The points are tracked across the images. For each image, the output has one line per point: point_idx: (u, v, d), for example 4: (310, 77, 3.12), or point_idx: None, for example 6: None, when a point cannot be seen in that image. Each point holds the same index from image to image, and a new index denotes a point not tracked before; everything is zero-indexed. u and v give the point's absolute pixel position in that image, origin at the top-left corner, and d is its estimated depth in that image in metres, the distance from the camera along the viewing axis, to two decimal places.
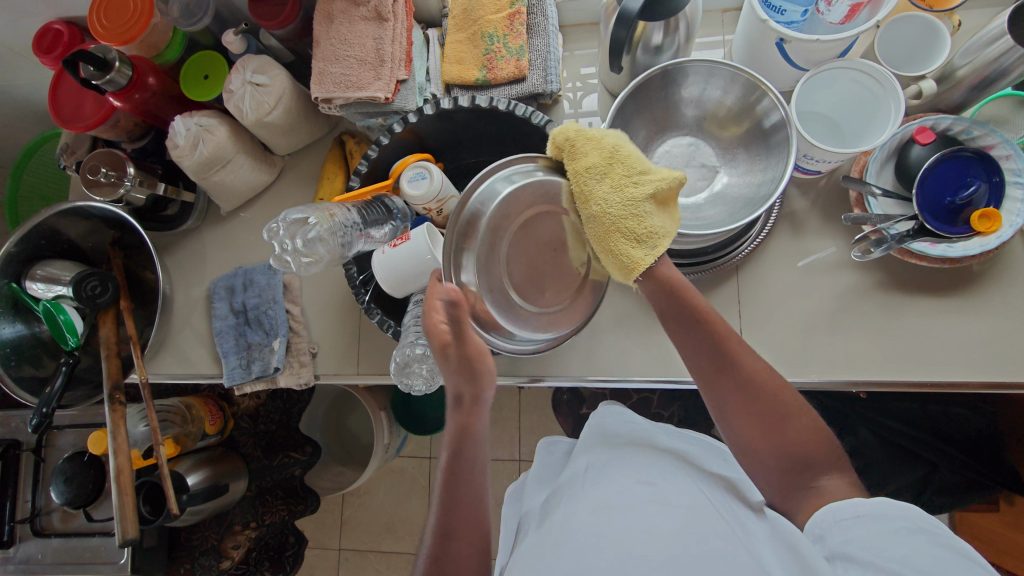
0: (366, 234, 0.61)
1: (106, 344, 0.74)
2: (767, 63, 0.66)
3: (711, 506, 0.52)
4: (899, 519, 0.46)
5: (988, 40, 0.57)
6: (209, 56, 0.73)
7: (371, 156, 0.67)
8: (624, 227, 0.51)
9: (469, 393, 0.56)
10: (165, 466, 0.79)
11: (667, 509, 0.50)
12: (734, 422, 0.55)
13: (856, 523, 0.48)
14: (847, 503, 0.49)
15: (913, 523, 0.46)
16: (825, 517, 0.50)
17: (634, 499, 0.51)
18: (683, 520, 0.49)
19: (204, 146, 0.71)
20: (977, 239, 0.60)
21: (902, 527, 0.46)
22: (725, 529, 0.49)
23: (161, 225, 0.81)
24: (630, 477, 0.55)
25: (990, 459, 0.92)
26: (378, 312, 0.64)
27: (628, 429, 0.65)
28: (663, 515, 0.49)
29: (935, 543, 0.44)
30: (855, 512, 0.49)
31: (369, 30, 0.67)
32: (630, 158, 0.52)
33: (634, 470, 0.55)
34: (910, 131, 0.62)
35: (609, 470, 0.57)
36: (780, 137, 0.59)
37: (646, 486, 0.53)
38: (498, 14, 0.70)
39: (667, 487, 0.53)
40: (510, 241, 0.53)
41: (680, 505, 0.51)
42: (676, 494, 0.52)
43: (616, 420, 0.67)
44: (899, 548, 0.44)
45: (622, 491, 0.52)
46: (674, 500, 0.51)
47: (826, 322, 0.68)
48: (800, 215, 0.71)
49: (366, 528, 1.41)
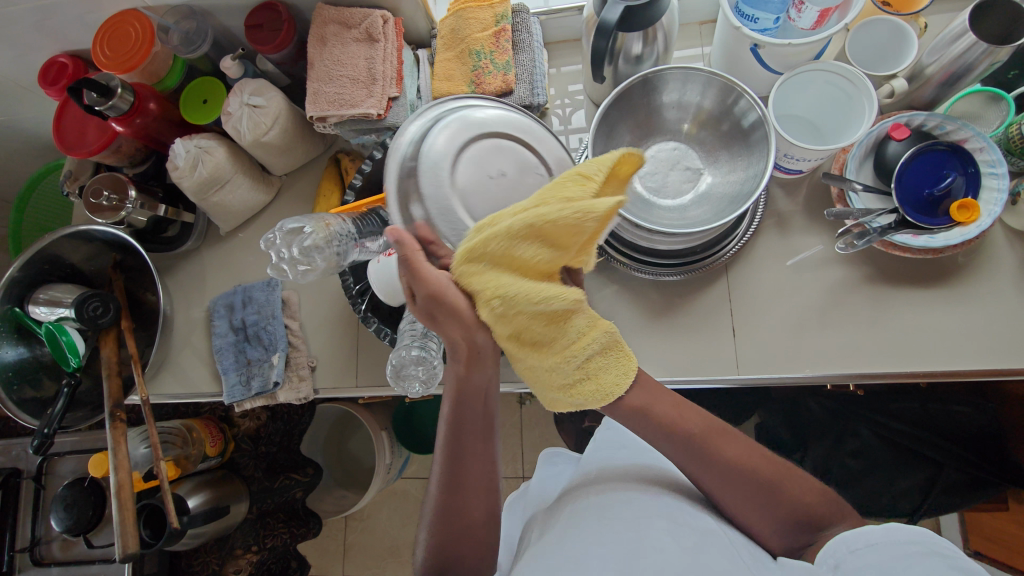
0: (361, 244, 0.63)
1: (107, 364, 0.74)
2: (744, 69, 0.69)
3: (715, 528, 0.52)
4: (912, 544, 0.43)
5: (952, 38, 0.59)
6: (208, 81, 0.76)
7: (365, 170, 0.70)
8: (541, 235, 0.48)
9: (465, 344, 0.51)
10: (167, 488, 0.78)
11: (674, 526, 0.50)
12: (732, 502, 0.53)
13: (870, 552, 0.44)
14: (857, 531, 0.46)
15: (922, 545, 0.43)
16: (839, 546, 0.46)
17: (640, 516, 0.52)
18: (689, 538, 0.49)
19: (203, 168, 0.73)
20: (958, 229, 0.62)
21: (915, 551, 0.43)
22: (729, 548, 0.49)
23: (162, 247, 0.83)
24: (630, 497, 0.55)
25: (997, 457, 0.92)
26: (375, 321, 0.65)
27: (628, 444, 0.66)
28: (669, 532, 0.49)
29: (955, 567, 0.41)
30: (868, 540, 0.45)
31: (361, 51, 0.70)
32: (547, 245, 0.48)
33: (635, 492, 0.56)
34: (886, 128, 0.64)
35: (610, 493, 0.57)
36: (759, 135, 0.62)
37: (652, 504, 0.54)
38: (485, 32, 0.73)
39: (671, 505, 0.54)
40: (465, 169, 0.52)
41: (687, 524, 0.51)
42: (681, 515, 0.52)
43: (612, 436, 0.68)
44: (917, 570, 0.41)
45: (625, 512, 0.53)
46: (680, 520, 0.51)
47: (816, 317, 0.69)
48: (786, 215, 0.72)
49: (370, 552, 1.39)
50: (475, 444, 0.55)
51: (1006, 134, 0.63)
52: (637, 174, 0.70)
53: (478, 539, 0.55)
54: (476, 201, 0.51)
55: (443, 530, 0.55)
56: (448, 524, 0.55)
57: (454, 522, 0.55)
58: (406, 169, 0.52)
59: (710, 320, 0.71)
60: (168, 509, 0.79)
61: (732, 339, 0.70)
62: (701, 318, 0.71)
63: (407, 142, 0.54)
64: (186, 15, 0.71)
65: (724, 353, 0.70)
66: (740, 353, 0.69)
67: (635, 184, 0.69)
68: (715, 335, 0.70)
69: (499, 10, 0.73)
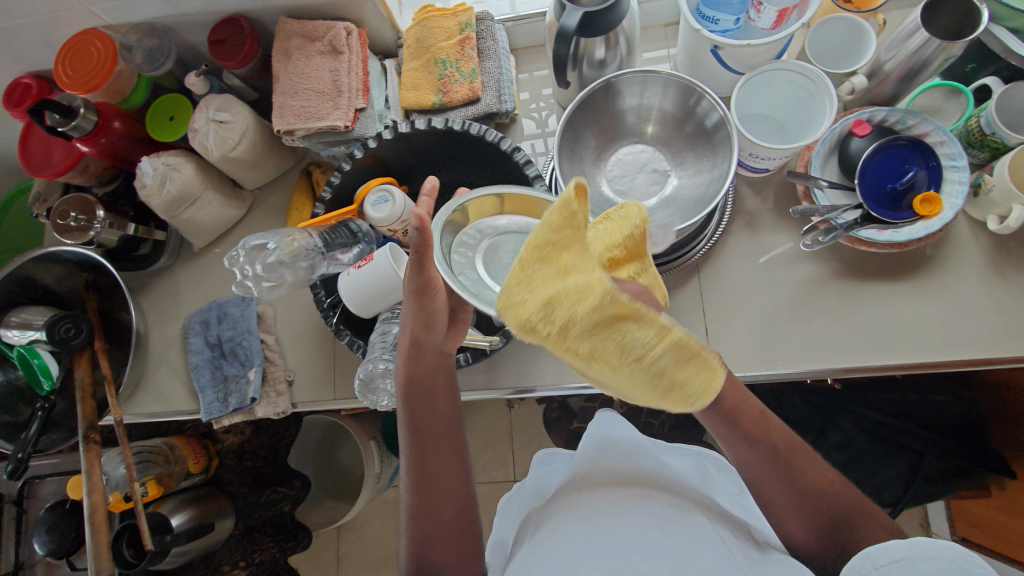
0: (330, 257, 0.63)
1: (81, 386, 0.73)
2: (706, 70, 0.69)
3: (708, 528, 0.51)
4: (938, 561, 0.37)
5: (906, 35, 0.60)
6: (174, 99, 0.75)
7: (333, 182, 0.69)
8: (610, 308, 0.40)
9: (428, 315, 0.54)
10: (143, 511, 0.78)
11: (666, 527, 0.49)
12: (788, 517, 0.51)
13: (893, 570, 0.38)
14: (883, 544, 0.40)
15: (951, 563, 0.36)
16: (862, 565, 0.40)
17: (634, 515, 0.50)
18: (682, 541, 0.48)
19: (171, 185, 0.73)
20: (920, 223, 0.62)
21: (940, 570, 0.36)
22: (724, 553, 0.48)
23: (135, 265, 0.82)
24: (629, 491, 0.54)
25: (976, 444, 0.93)
26: (347, 333, 0.64)
27: (625, 436, 0.63)
28: (662, 535, 0.48)
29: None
30: (893, 556, 0.39)
31: (325, 63, 0.70)
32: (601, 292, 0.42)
33: (633, 482, 0.55)
34: (848, 125, 0.65)
35: (606, 480, 0.56)
36: (722, 136, 0.62)
37: (645, 502, 0.52)
38: (449, 41, 0.74)
39: (665, 504, 0.53)
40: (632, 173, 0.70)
41: (682, 525, 0.50)
42: (677, 512, 0.52)
43: (608, 427, 0.66)
44: None
45: (622, 502, 0.52)
46: (676, 519, 0.51)
47: (787, 314, 0.69)
48: (755, 214, 0.73)
49: (364, 561, 1.39)
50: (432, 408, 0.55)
51: (966, 127, 0.64)
52: (606, 177, 0.70)
53: (453, 518, 0.51)
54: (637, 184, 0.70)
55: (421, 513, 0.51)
56: (422, 506, 0.51)
57: (432, 505, 0.51)
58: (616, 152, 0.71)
59: (683, 321, 0.71)
60: (142, 532, 0.79)
61: (706, 338, 0.70)
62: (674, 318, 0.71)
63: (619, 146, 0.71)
64: (147, 33, 0.71)
65: None
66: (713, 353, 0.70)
67: (603, 187, 0.69)
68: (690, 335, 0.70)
69: (462, 18, 0.74)
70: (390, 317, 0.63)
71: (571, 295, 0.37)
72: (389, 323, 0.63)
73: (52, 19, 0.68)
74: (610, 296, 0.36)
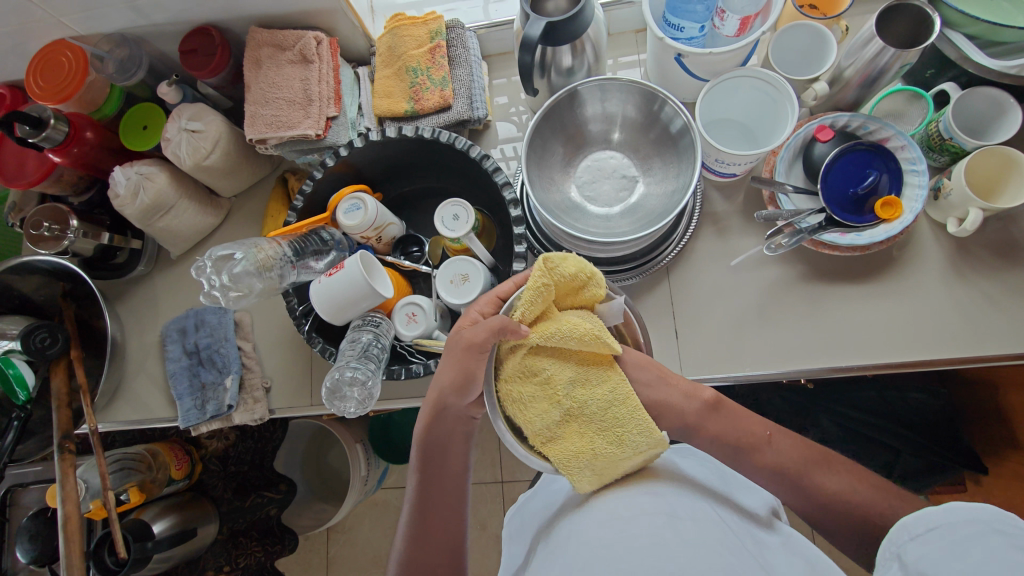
0: (300, 265, 0.64)
1: (56, 396, 0.74)
2: (673, 77, 0.70)
3: (714, 518, 0.51)
4: (971, 524, 0.36)
5: (863, 42, 0.61)
6: (146, 108, 0.76)
7: (306, 191, 0.69)
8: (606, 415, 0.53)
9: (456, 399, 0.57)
10: (116, 521, 0.79)
11: (673, 519, 0.49)
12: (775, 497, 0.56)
13: (928, 539, 0.38)
14: (916, 513, 0.39)
15: (984, 525, 0.36)
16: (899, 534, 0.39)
17: (638, 511, 0.50)
18: (689, 531, 0.48)
19: (144, 194, 0.73)
20: (882, 226, 0.63)
21: (973, 533, 0.35)
22: (733, 543, 0.48)
23: (111, 273, 0.82)
24: (633, 489, 0.54)
25: (950, 439, 0.94)
26: (319, 340, 0.65)
27: None
28: (669, 525, 0.48)
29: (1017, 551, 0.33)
30: (929, 523, 0.38)
31: (296, 72, 0.70)
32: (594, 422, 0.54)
33: (638, 482, 0.55)
34: (811, 131, 0.67)
35: (612, 484, 0.55)
36: (686, 143, 0.63)
37: (652, 498, 0.52)
38: (420, 49, 0.74)
39: (670, 498, 0.52)
40: (606, 181, 0.71)
41: (689, 518, 0.50)
42: (680, 504, 0.52)
43: None
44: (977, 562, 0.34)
45: (626, 506, 0.51)
46: (681, 511, 0.51)
47: (755, 317, 0.70)
48: (723, 217, 0.74)
49: (353, 565, 1.39)
50: (445, 481, 0.59)
51: (926, 132, 0.66)
52: (575, 183, 0.72)
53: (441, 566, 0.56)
54: (611, 189, 0.71)
55: (409, 560, 0.56)
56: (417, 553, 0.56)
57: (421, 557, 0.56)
58: (588, 160, 0.73)
59: (653, 323, 0.72)
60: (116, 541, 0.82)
61: (675, 340, 0.71)
62: (645, 321, 0.72)
63: (589, 156, 0.73)
64: (118, 42, 0.72)
65: (668, 354, 0.71)
66: (683, 356, 0.71)
67: (572, 193, 0.71)
68: (661, 339, 0.71)
69: (433, 26, 0.74)
70: (362, 325, 0.64)
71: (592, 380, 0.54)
72: (361, 331, 0.63)
73: (21, 30, 0.68)
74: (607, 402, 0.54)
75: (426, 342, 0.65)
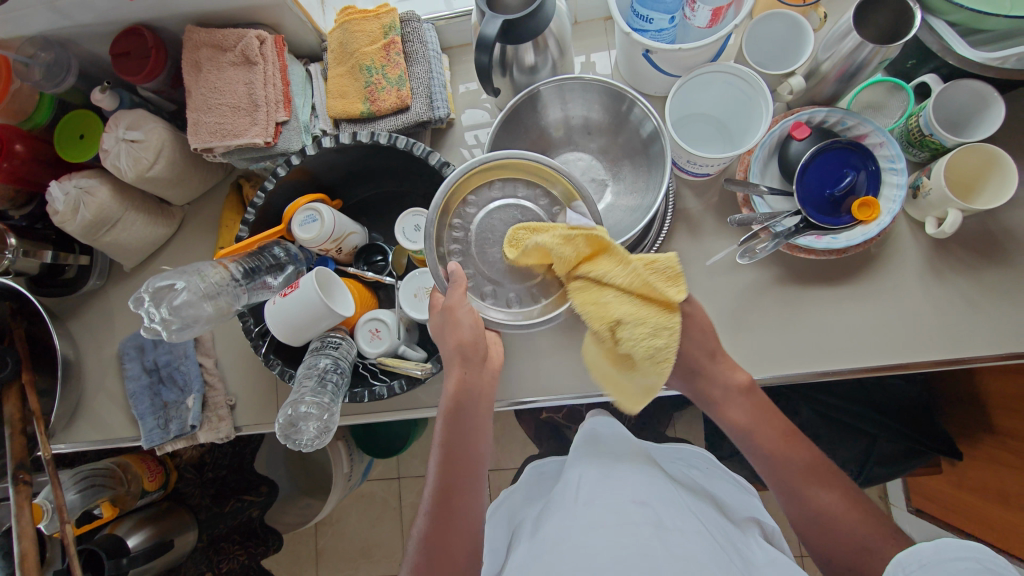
0: (252, 287, 0.61)
1: (9, 422, 0.71)
2: (642, 72, 0.66)
3: (701, 531, 0.50)
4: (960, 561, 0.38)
5: (841, 35, 0.57)
6: (82, 115, 0.71)
7: (258, 203, 0.65)
8: (642, 318, 0.47)
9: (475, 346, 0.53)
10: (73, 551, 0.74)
11: (662, 532, 0.48)
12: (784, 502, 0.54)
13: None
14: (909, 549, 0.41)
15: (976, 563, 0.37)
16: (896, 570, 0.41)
17: (625, 522, 0.50)
18: (678, 546, 0.47)
19: (85, 210, 0.68)
20: (859, 228, 0.61)
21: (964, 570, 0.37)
22: (722, 558, 0.47)
23: (64, 290, 0.77)
24: (622, 497, 0.53)
25: (926, 424, 0.94)
26: (278, 363, 0.62)
27: (617, 443, 0.63)
28: (659, 538, 0.48)
29: None
30: (919, 560, 0.40)
31: (239, 75, 0.65)
32: (626, 310, 0.47)
33: (625, 491, 0.54)
34: (787, 127, 0.63)
35: (601, 490, 0.55)
36: (655, 147, 0.60)
37: (642, 508, 0.51)
38: (373, 45, 0.69)
39: (660, 507, 0.52)
40: None
41: (677, 530, 0.49)
42: (669, 514, 0.51)
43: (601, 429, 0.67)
44: None
45: (614, 514, 0.51)
46: (671, 523, 0.50)
47: (730, 321, 0.68)
48: (697, 218, 0.71)
49: (342, 555, 1.40)
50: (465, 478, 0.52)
51: (906, 126, 0.63)
52: None
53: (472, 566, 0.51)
54: None
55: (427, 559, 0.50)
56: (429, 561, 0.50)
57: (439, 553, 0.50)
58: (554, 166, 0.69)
59: None
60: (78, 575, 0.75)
61: None
62: None
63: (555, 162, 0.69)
64: (43, 45, 0.66)
65: None
66: None
67: None
68: None
69: (385, 20, 0.69)
70: (321, 347, 0.62)
71: (649, 325, 0.47)
72: (320, 354, 0.61)
73: None
74: (671, 337, 0.47)
75: (390, 361, 0.63)
